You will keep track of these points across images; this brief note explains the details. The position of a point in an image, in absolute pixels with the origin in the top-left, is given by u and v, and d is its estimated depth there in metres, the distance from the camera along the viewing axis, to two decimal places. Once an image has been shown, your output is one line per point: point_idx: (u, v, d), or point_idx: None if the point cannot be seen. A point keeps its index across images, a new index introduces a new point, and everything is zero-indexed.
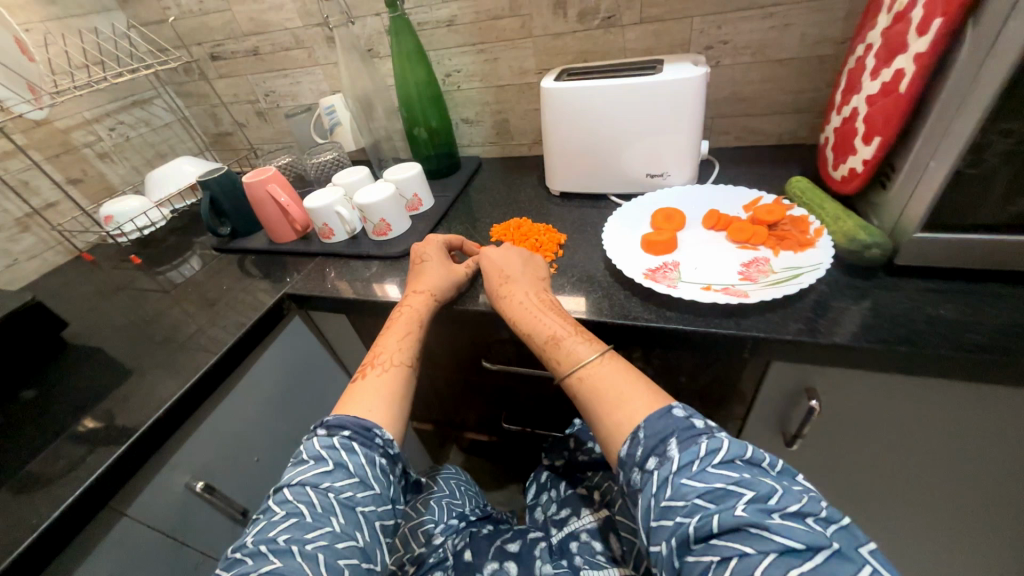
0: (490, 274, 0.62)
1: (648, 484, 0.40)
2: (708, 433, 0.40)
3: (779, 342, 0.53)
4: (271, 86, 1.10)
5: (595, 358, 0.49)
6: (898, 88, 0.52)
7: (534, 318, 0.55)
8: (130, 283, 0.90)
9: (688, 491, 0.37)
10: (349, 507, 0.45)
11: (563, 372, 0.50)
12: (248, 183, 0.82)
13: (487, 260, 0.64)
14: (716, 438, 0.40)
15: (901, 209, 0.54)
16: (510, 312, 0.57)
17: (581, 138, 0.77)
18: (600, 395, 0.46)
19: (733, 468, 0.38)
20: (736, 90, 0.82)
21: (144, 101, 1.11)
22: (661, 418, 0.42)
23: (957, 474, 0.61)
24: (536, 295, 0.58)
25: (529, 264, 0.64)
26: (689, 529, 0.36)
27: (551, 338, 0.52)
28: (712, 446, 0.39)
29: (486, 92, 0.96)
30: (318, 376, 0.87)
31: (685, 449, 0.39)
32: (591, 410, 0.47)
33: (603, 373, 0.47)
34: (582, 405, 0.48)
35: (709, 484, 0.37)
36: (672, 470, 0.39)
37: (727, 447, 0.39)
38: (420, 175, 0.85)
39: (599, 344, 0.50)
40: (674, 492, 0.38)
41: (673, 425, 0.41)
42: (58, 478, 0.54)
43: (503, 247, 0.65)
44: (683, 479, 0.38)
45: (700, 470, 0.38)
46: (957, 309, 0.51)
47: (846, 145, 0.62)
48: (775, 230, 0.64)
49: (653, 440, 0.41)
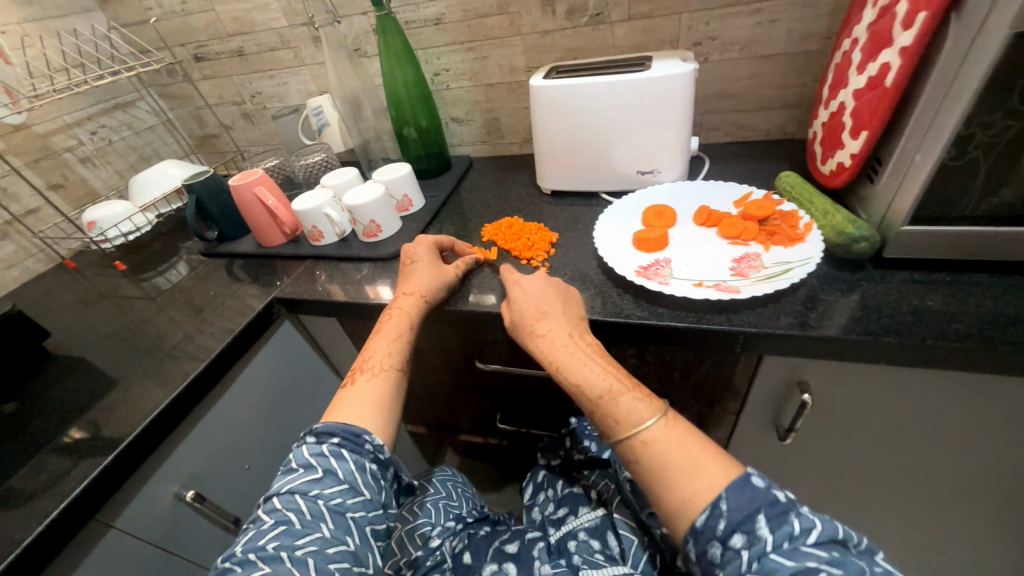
0: (525, 311, 0.57)
1: (732, 561, 0.39)
2: (796, 510, 0.40)
3: (770, 337, 0.53)
4: (257, 87, 1.09)
5: (660, 421, 0.45)
6: (883, 82, 0.52)
7: (584, 368, 0.50)
8: (114, 290, 0.88)
9: (778, 568, 0.37)
10: (339, 514, 0.44)
11: (620, 431, 0.46)
12: (235, 186, 0.80)
13: (520, 295, 0.58)
14: (805, 516, 0.39)
15: (889, 202, 0.55)
16: (551, 356, 0.53)
17: (571, 136, 0.76)
18: (669, 463, 0.43)
19: (824, 547, 0.38)
20: (724, 86, 0.82)
21: (127, 103, 1.09)
22: (746, 491, 0.40)
23: (946, 464, 0.61)
24: (580, 340, 0.53)
25: (567, 298, 0.58)
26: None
27: (606, 393, 0.48)
28: (803, 525, 0.39)
29: (475, 90, 0.96)
30: (310, 381, 0.86)
31: (776, 527, 0.39)
32: (656, 476, 0.43)
33: (670, 438, 0.44)
34: (642, 470, 0.45)
35: (801, 562, 0.37)
36: (764, 549, 0.38)
37: (819, 527, 0.39)
38: (409, 175, 0.84)
39: (658, 403, 0.47)
40: (762, 567, 0.38)
41: (760, 499, 0.40)
42: (43, 492, 0.53)
43: (537, 278, 0.60)
44: (773, 556, 0.38)
45: (791, 548, 0.38)
46: (944, 299, 0.52)
47: (834, 140, 0.62)
48: (766, 225, 0.64)
49: (738, 514, 0.39)
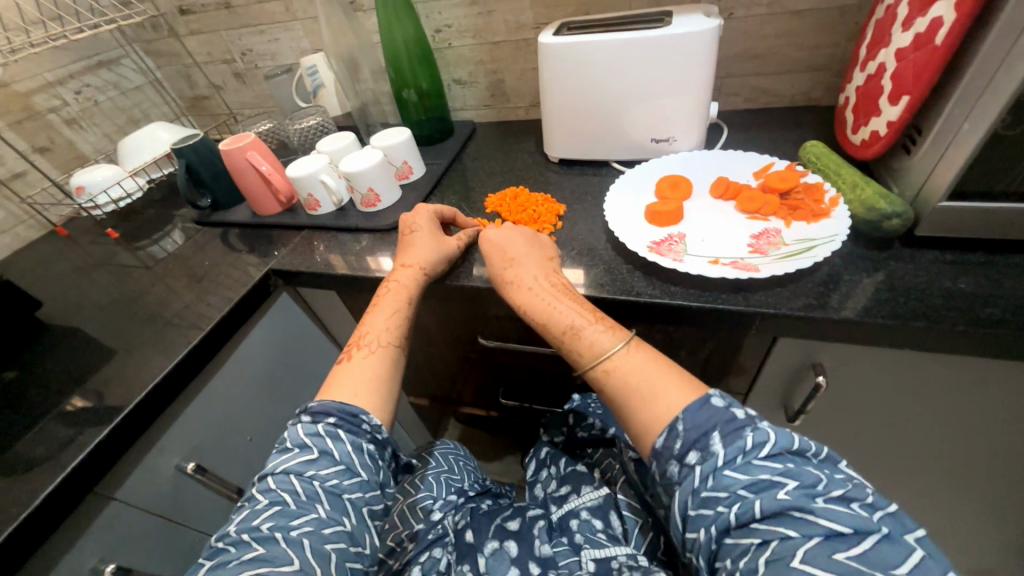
0: (492, 256, 0.57)
1: (688, 477, 0.38)
2: (753, 425, 0.38)
3: (788, 318, 0.50)
4: (248, 44, 1.02)
5: (621, 350, 0.45)
6: (932, 40, 0.47)
7: (548, 305, 0.51)
8: (108, 258, 0.86)
9: (731, 483, 0.36)
10: (336, 495, 0.43)
11: (585, 364, 0.47)
12: (226, 151, 0.77)
13: (486, 241, 0.59)
14: (761, 430, 0.38)
15: (926, 176, 0.51)
16: (516, 296, 0.53)
17: (582, 100, 0.71)
18: (630, 389, 0.43)
19: (780, 460, 0.36)
20: (749, 46, 0.76)
21: (111, 61, 1.02)
22: (702, 410, 0.39)
23: (958, 448, 0.60)
24: (546, 279, 0.53)
25: (536, 244, 0.58)
26: (729, 518, 0.35)
27: (570, 328, 0.49)
28: (759, 439, 0.37)
29: (479, 49, 0.89)
30: (310, 354, 0.84)
31: (729, 442, 0.37)
32: (620, 404, 0.44)
33: (631, 365, 0.44)
34: (607, 398, 0.45)
35: (754, 476, 0.35)
36: (717, 464, 0.37)
37: (774, 439, 0.37)
38: (409, 140, 0.79)
39: (622, 332, 0.47)
40: (716, 483, 0.36)
41: (716, 417, 0.39)
42: (44, 461, 0.52)
43: (504, 227, 0.60)
44: (726, 471, 0.36)
45: (744, 462, 0.36)
46: (976, 282, 0.49)
47: (869, 106, 0.57)
48: (787, 199, 0.60)
49: (693, 434, 0.39)
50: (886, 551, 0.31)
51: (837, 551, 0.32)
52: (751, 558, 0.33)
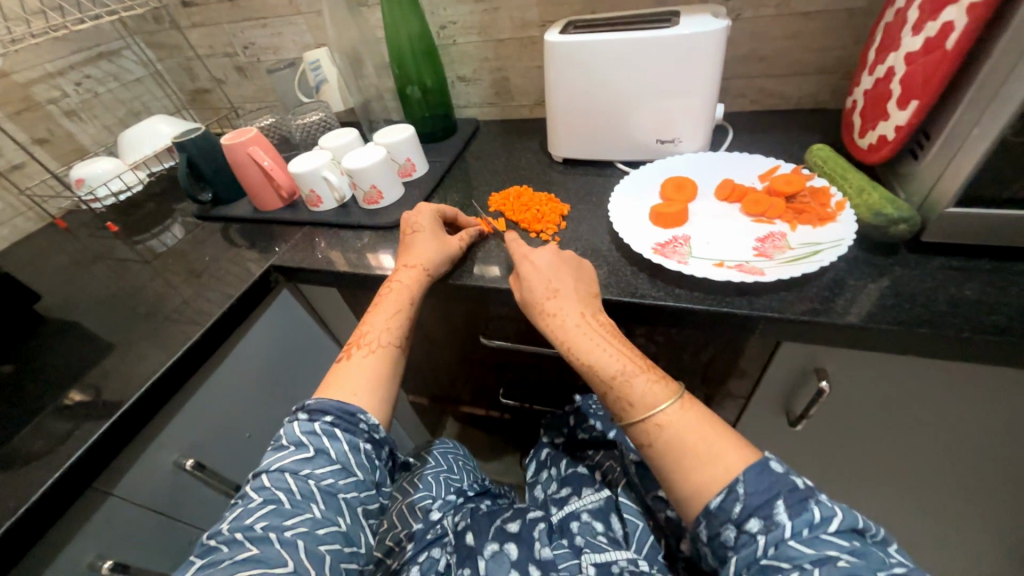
0: (535, 286, 0.53)
1: (746, 545, 0.38)
2: (816, 497, 0.38)
3: (793, 323, 0.50)
4: (250, 38, 1.01)
5: (675, 405, 0.43)
6: (943, 44, 0.46)
7: (594, 348, 0.48)
8: (107, 252, 0.85)
9: (796, 555, 0.35)
10: (331, 494, 0.43)
11: (633, 414, 0.45)
12: (228, 145, 0.76)
13: (527, 268, 0.55)
14: (825, 504, 0.37)
15: (933, 182, 0.50)
16: (560, 335, 0.50)
17: (587, 100, 0.71)
18: (684, 447, 0.41)
19: (845, 536, 0.36)
20: (755, 48, 0.75)
21: (112, 52, 1.01)
22: (764, 476, 0.38)
23: (959, 455, 0.60)
24: (592, 317, 0.50)
25: (581, 273, 0.55)
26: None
27: (619, 374, 0.46)
28: (824, 513, 0.37)
29: (484, 47, 0.89)
30: (311, 351, 0.84)
31: (795, 514, 0.37)
32: (669, 460, 0.42)
33: (686, 422, 0.43)
34: (654, 453, 0.43)
35: (820, 551, 0.35)
36: (782, 536, 0.36)
37: (841, 515, 0.37)
38: (413, 138, 0.79)
39: (673, 384, 0.45)
40: (779, 553, 0.36)
41: (779, 484, 0.38)
42: (42, 455, 0.52)
43: (546, 253, 0.56)
44: (791, 543, 0.36)
45: (811, 536, 0.36)
46: (982, 289, 0.48)
47: (877, 110, 0.57)
48: (793, 202, 0.60)
49: (756, 500, 0.38)
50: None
51: None
52: None
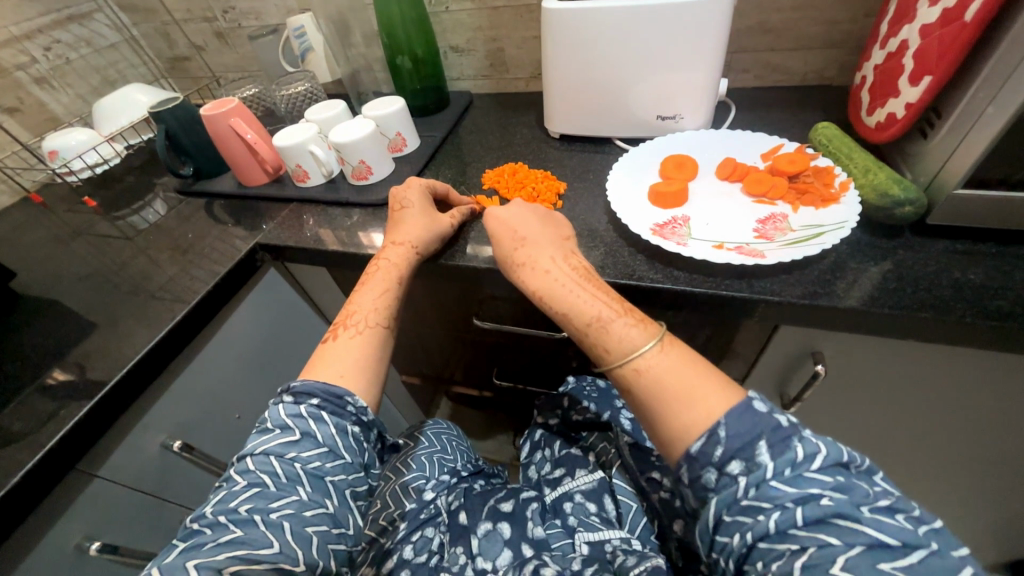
0: (503, 238, 0.54)
1: (728, 486, 0.36)
2: (800, 434, 0.36)
3: (793, 306, 0.49)
4: (230, 1, 0.96)
5: (653, 347, 0.43)
6: (962, 15, 0.44)
7: (570, 295, 0.48)
8: (86, 227, 0.82)
9: (778, 495, 0.34)
10: (318, 477, 0.42)
11: (612, 360, 0.44)
12: (208, 116, 0.72)
13: (494, 223, 0.56)
14: (809, 440, 0.36)
15: (942, 163, 0.49)
16: (535, 284, 0.50)
17: (585, 72, 0.68)
18: (663, 388, 0.41)
19: (828, 472, 0.35)
20: (762, 20, 0.72)
21: (83, 15, 0.95)
22: (746, 416, 0.37)
23: (948, 437, 0.60)
24: (566, 263, 0.51)
25: (550, 223, 0.56)
26: (768, 526, 0.34)
27: (596, 320, 0.46)
28: (807, 450, 0.35)
29: (478, 14, 0.84)
30: (300, 330, 0.82)
31: (778, 454, 0.35)
32: (649, 403, 0.41)
33: (664, 364, 0.42)
34: (636, 398, 0.43)
35: (802, 490, 0.34)
36: (764, 476, 0.35)
37: (824, 451, 0.35)
38: (403, 110, 0.75)
39: (653, 328, 0.44)
40: (761, 493, 0.35)
41: (762, 424, 0.37)
42: (22, 438, 0.50)
43: (516, 207, 0.57)
44: (773, 483, 0.35)
45: (793, 475, 0.35)
46: (986, 273, 0.47)
47: (888, 86, 0.55)
48: (796, 182, 0.58)
49: (737, 442, 0.36)
50: (933, 566, 0.31)
51: (882, 561, 0.31)
52: (786, 562, 0.33)
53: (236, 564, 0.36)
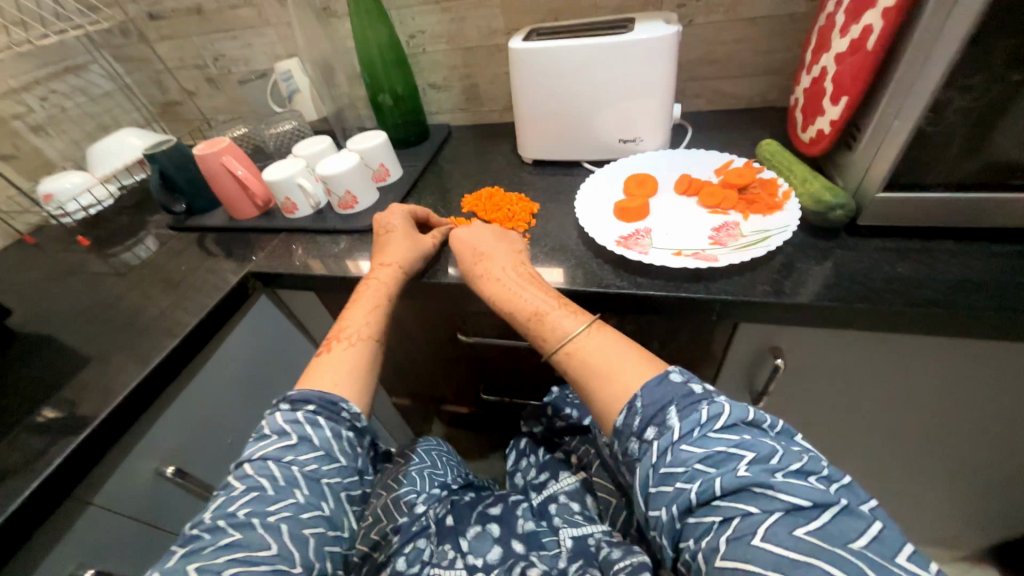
0: (463, 251, 0.60)
1: (647, 453, 0.41)
2: (709, 399, 0.41)
3: (746, 304, 0.54)
4: (221, 49, 1.02)
5: (584, 334, 0.49)
6: (865, 45, 0.51)
7: (514, 295, 0.54)
8: (80, 265, 0.84)
9: (688, 457, 0.39)
10: (314, 480, 0.45)
11: (550, 347, 0.50)
12: (201, 156, 0.77)
13: (456, 241, 0.62)
14: (716, 404, 0.41)
15: (865, 169, 0.55)
16: (486, 290, 0.56)
17: (551, 103, 0.74)
18: (593, 370, 0.47)
19: (734, 431, 0.39)
20: (708, 51, 0.80)
21: (78, 66, 0.99)
22: (660, 387, 0.43)
23: (904, 420, 0.65)
24: (514, 269, 0.57)
25: (501, 235, 0.62)
26: (690, 496, 0.37)
27: (535, 314, 0.52)
28: (712, 412, 0.40)
29: (453, 54, 0.92)
30: (290, 356, 0.84)
31: (685, 417, 0.41)
32: (584, 384, 0.47)
33: (591, 347, 0.48)
34: (570, 379, 0.49)
35: (710, 449, 0.38)
36: (673, 439, 0.40)
37: (727, 412, 0.40)
38: (385, 143, 0.81)
39: (584, 317, 0.51)
40: (674, 459, 0.39)
41: (672, 393, 0.42)
42: (18, 470, 0.52)
43: (475, 224, 0.63)
44: (682, 446, 0.39)
45: (700, 435, 0.39)
46: (911, 266, 0.53)
47: (815, 106, 0.62)
48: (745, 193, 0.64)
49: (651, 410, 0.42)
50: (842, 523, 0.34)
51: (798, 525, 0.34)
52: (713, 537, 0.35)
53: (236, 566, 0.38)
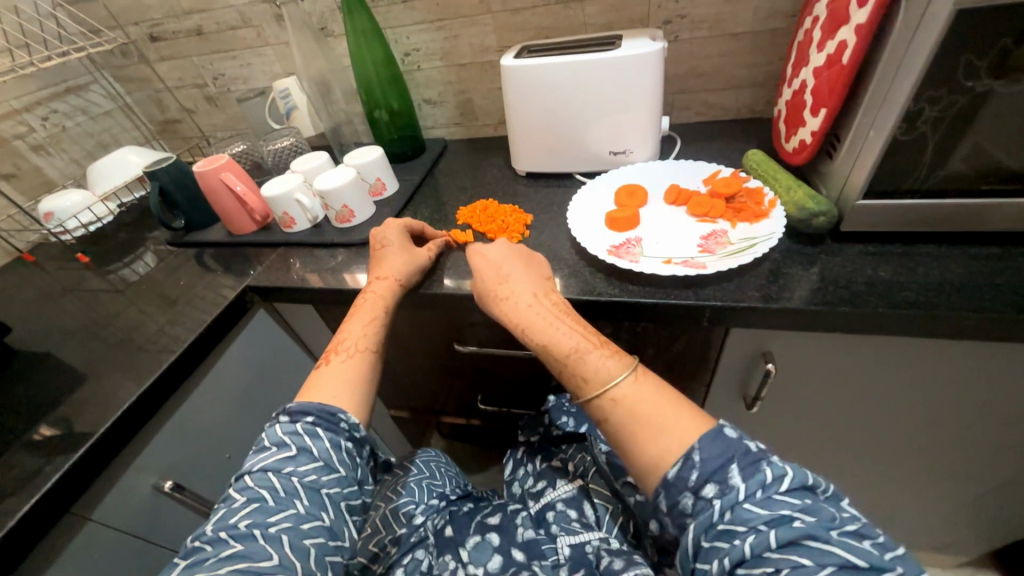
0: (487, 273, 0.59)
1: (704, 510, 0.40)
2: (767, 459, 0.41)
3: (736, 310, 0.55)
4: (220, 69, 1.04)
5: (628, 379, 0.48)
6: (840, 60, 0.53)
7: (551, 329, 0.53)
8: (79, 283, 0.85)
9: (750, 516, 0.38)
10: (314, 490, 0.45)
11: (591, 389, 0.49)
12: (201, 173, 0.78)
13: (479, 262, 0.60)
14: (776, 464, 0.41)
15: (846, 176, 0.57)
16: (518, 320, 0.55)
17: (543, 117, 0.76)
18: (638, 419, 0.46)
19: (796, 495, 0.39)
20: (694, 65, 0.83)
21: (80, 87, 1.03)
22: (716, 441, 0.42)
23: (896, 422, 0.66)
24: (545, 300, 0.56)
25: (531, 264, 0.61)
26: (744, 549, 0.38)
27: (574, 353, 0.51)
28: (775, 473, 0.40)
29: (447, 71, 0.94)
30: (289, 369, 0.85)
31: (749, 476, 0.40)
32: (627, 433, 0.46)
33: (638, 393, 0.47)
34: (614, 425, 0.47)
35: (773, 511, 0.38)
36: (736, 498, 0.39)
37: (790, 474, 0.40)
38: (382, 158, 0.82)
39: (626, 360, 0.50)
40: (734, 516, 0.39)
41: (732, 449, 0.41)
42: (16, 487, 0.52)
43: (499, 248, 0.62)
44: (746, 505, 0.39)
45: (763, 496, 0.39)
46: (895, 270, 0.54)
47: (796, 118, 0.64)
48: (733, 202, 0.66)
49: (710, 465, 0.41)
50: None
51: None
52: None
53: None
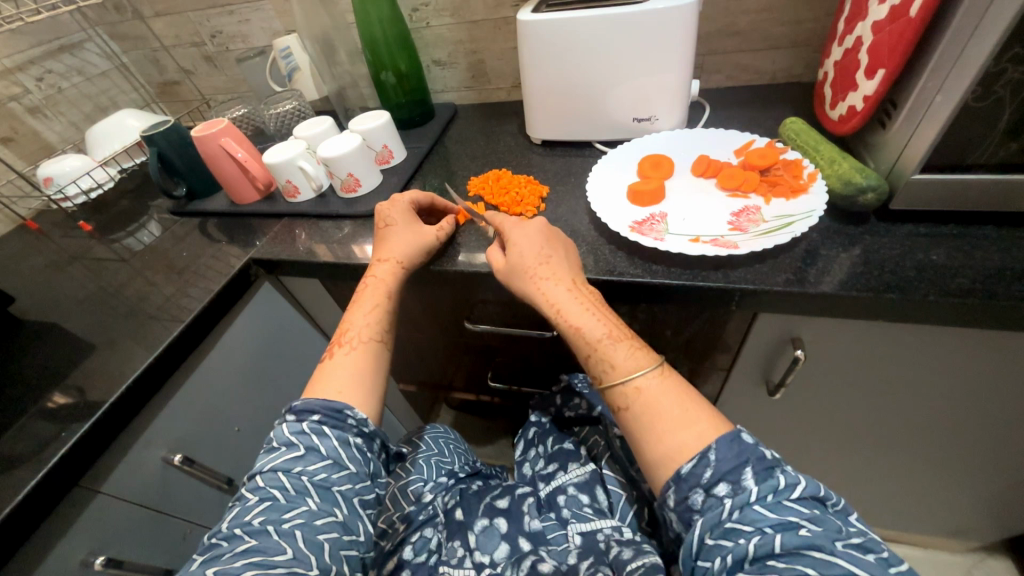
0: (523, 255, 0.54)
1: (713, 508, 0.39)
2: (781, 467, 0.39)
3: (768, 294, 0.51)
4: (218, 26, 0.99)
5: (652, 371, 0.45)
6: (907, 12, 0.47)
7: (577, 314, 0.49)
8: (82, 252, 0.83)
9: (759, 518, 0.37)
10: (325, 488, 0.44)
11: (612, 378, 0.46)
12: (199, 138, 0.74)
13: (509, 239, 0.56)
14: (790, 473, 0.39)
15: (901, 149, 0.51)
16: (545, 303, 0.51)
17: (562, 81, 0.70)
18: (657, 412, 0.43)
19: (806, 504, 0.37)
20: (730, 22, 0.75)
21: (73, 45, 0.97)
22: (733, 443, 0.40)
23: (926, 414, 0.63)
24: (575, 285, 0.52)
25: (565, 248, 0.56)
26: (747, 549, 0.36)
27: (599, 339, 0.48)
28: (788, 480, 0.38)
29: (458, 29, 0.88)
30: (297, 342, 0.84)
31: (762, 480, 0.38)
32: (642, 425, 0.44)
33: (659, 388, 0.45)
34: (630, 417, 0.45)
35: (782, 516, 0.36)
36: (747, 499, 0.38)
37: (804, 484, 0.38)
38: (389, 123, 0.78)
39: (651, 354, 0.47)
40: (742, 516, 0.37)
41: (748, 453, 0.40)
42: (25, 458, 0.51)
43: (533, 225, 0.56)
44: (756, 507, 0.37)
45: (775, 501, 0.37)
46: (947, 254, 0.50)
47: (847, 80, 0.58)
48: (767, 175, 0.61)
49: (725, 465, 0.39)
50: None
51: None
52: None
53: (254, 570, 0.38)
